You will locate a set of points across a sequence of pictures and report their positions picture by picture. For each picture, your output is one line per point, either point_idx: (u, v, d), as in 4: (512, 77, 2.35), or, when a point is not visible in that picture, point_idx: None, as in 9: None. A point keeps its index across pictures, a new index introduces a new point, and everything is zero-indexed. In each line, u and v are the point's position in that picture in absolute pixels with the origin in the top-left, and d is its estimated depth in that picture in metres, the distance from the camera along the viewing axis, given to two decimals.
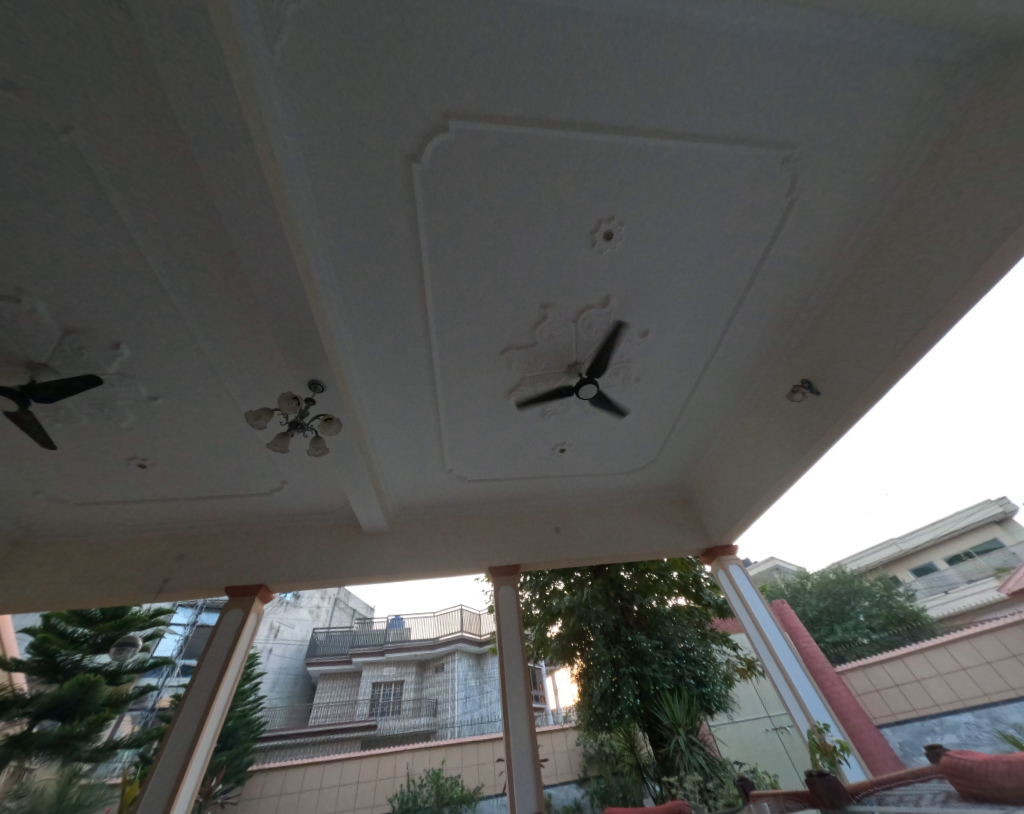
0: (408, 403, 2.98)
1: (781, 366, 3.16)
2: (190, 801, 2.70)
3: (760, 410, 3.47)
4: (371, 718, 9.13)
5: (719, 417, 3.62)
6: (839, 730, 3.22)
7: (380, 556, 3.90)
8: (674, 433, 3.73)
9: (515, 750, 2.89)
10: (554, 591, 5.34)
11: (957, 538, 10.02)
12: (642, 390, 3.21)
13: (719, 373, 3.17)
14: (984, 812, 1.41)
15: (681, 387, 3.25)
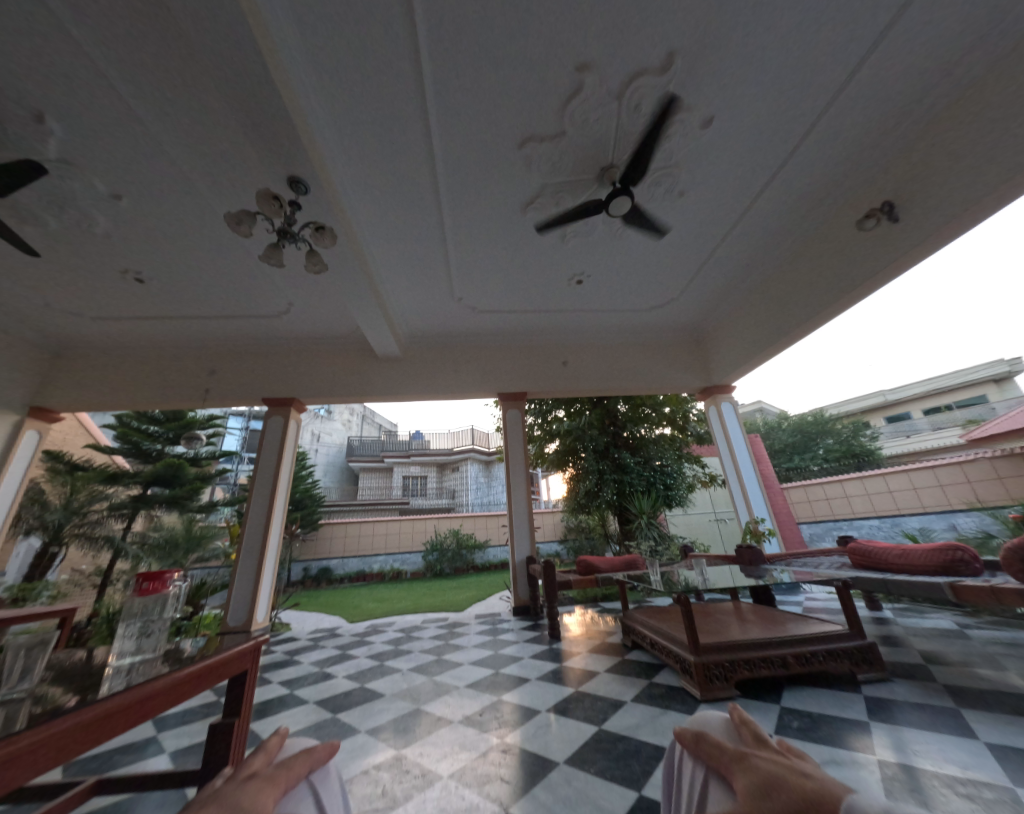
0: (408, 214, 2.58)
1: (864, 180, 2.55)
2: (279, 537, 3.71)
3: (815, 241, 2.99)
4: (405, 497, 11.85)
5: (764, 248, 3.16)
6: (771, 522, 4.07)
7: (397, 379, 4.18)
8: (705, 267, 3.35)
9: (516, 518, 3.75)
10: (554, 416, 5.96)
11: (945, 392, 10.39)
12: (683, 209, 2.70)
13: (784, 186, 2.58)
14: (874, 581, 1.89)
15: (732, 206, 2.72)
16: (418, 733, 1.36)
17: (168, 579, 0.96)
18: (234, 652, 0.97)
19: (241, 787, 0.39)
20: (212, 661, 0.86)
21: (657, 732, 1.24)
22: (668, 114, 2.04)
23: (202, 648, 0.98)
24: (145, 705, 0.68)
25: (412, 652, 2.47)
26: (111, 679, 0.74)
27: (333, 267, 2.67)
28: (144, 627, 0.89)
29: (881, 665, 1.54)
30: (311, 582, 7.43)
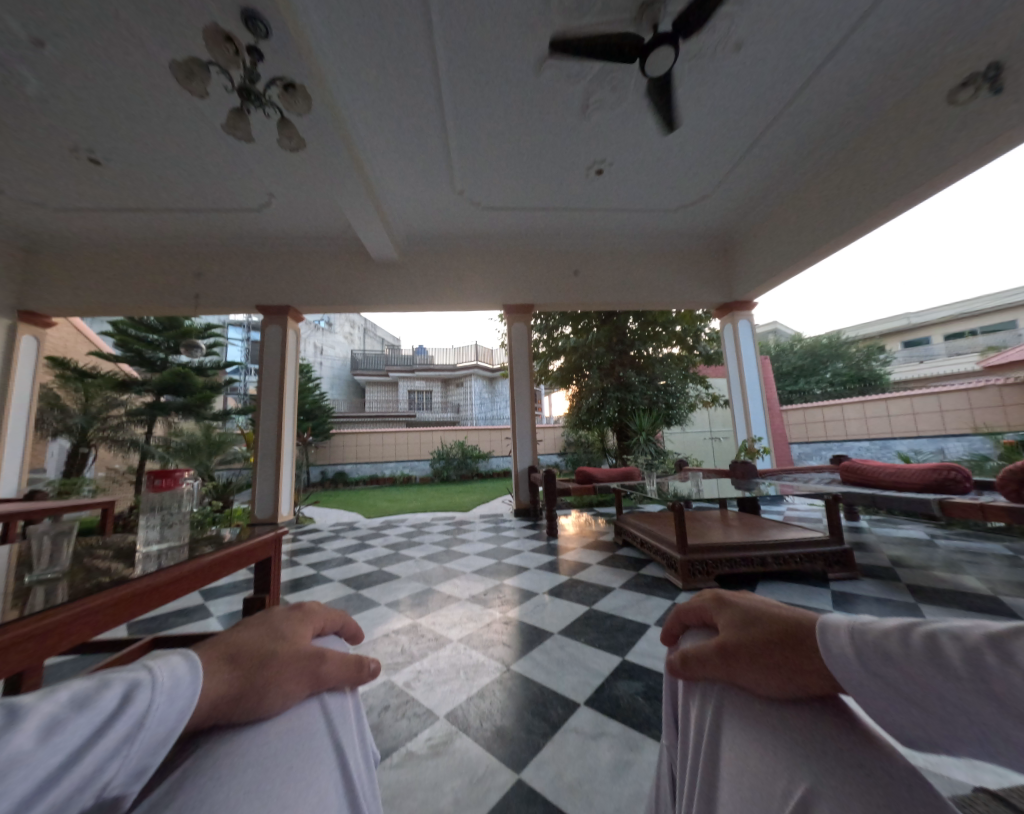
0: (398, 73, 2.09)
1: (975, 29, 2.00)
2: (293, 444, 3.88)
3: (890, 122, 2.48)
4: (411, 411, 12.24)
5: (826, 128, 2.63)
6: (767, 441, 4.17)
7: (396, 288, 3.92)
8: (749, 155, 2.86)
9: (519, 431, 3.86)
10: (561, 333, 5.76)
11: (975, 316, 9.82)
12: (738, 70, 2.17)
13: (873, 34, 2.03)
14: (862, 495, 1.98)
15: (800, 66, 2.18)
16: (429, 608, 1.55)
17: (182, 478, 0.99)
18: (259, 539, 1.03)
19: (271, 623, 0.43)
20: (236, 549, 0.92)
21: (641, 613, 1.40)
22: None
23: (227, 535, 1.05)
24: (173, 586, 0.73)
25: (423, 544, 2.74)
26: (141, 564, 0.79)
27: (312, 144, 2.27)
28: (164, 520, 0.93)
29: (852, 566, 1.68)
30: (329, 484, 8.05)
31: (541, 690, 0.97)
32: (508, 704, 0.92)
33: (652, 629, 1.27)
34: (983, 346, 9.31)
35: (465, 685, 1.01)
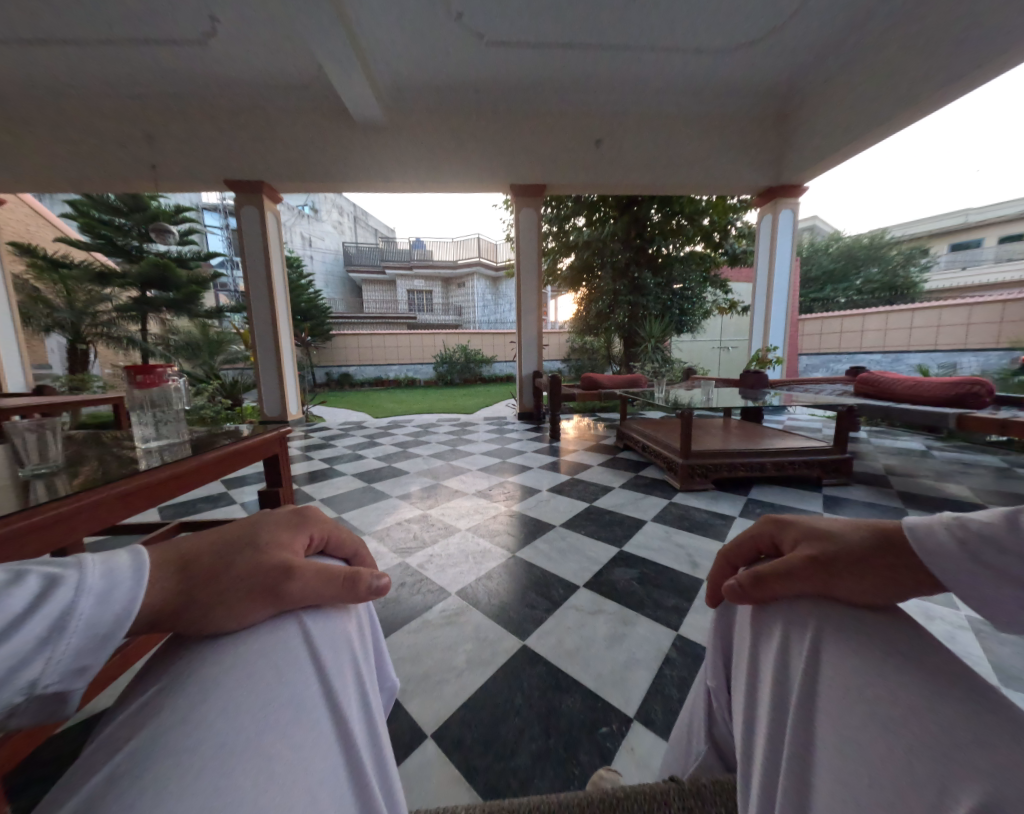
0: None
1: None
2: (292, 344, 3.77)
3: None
4: (411, 312, 11.79)
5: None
6: (781, 351, 4.00)
7: (384, 160, 3.33)
8: None
9: (524, 334, 3.70)
10: (573, 225, 5.13)
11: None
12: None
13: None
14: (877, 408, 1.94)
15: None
16: (438, 501, 1.64)
17: (167, 374, 0.92)
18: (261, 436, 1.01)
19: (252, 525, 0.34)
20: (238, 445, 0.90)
21: (639, 510, 1.48)
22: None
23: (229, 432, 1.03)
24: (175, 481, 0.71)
25: (430, 443, 2.83)
26: (144, 459, 0.77)
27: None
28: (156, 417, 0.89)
29: (848, 473, 1.72)
30: (336, 385, 8.19)
31: (543, 573, 1.05)
32: (513, 584, 1.01)
33: (648, 524, 1.35)
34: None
35: (474, 567, 1.10)
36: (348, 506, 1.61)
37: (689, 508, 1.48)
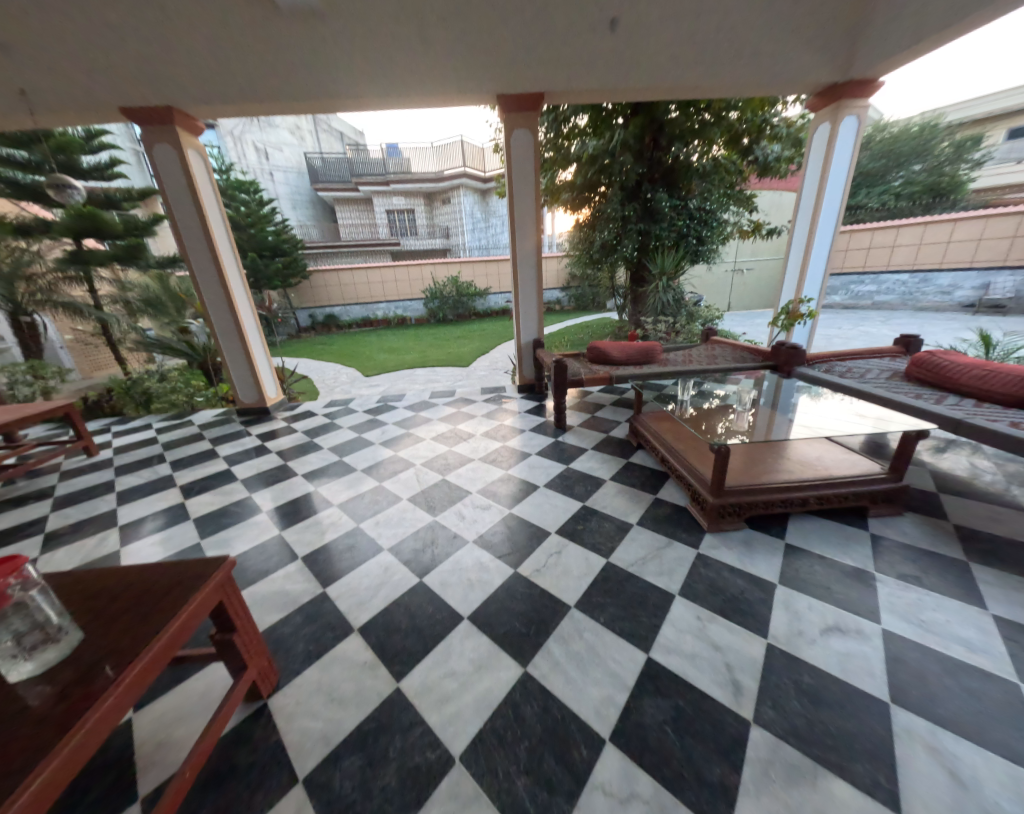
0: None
1: None
2: (257, 325, 3.24)
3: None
4: (394, 237, 11.02)
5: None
6: (816, 303, 3.34)
7: (328, 59, 2.31)
8: None
9: (523, 294, 3.12)
10: (574, 131, 4.23)
11: None
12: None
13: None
14: (972, 421, 1.59)
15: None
16: (435, 555, 1.44)
17: (8, 579, 0.66)
18: (185, 601, 0.79)
19: None
20: (155, 641, 0.70)
21: (663, 572, 1.29)
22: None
23: (135, 603, 0.80)
24: (73, 756, 0.55)
25: (422, 437, 2.57)
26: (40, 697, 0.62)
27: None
28: (21, 647, 0.66)
29: (898, 503, 1.51)
30: (322, 327, 8.54)
31: (561, 713, 0.89)
32: (525, 737, 0.85)
33: (677, 602, 1.17)
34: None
35: (478, 699, 0.94)
36: (332, 570, 1.42)
37: (721, 569, 1.29)
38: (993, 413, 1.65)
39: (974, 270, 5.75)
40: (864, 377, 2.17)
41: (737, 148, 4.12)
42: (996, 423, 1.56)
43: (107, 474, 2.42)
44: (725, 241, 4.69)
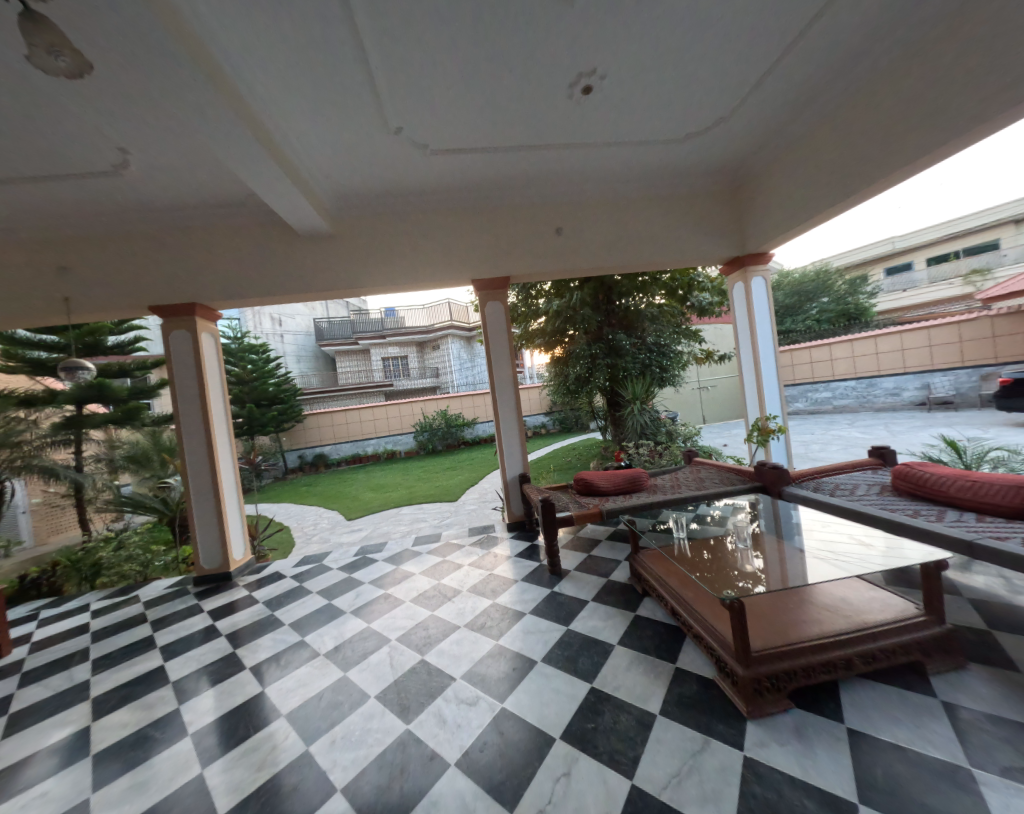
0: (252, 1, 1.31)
1: None
2: (237, 483, 3.16)
3: (966, 15, 1.72)
4: (388, 379, 12.02)
5: (863, 43, 1.95)
6: (783, 419, 3.52)
7: (334, 264, 2.87)
8: (774, 73, 2.09)
9: (506, 434, 3.22)
10: (540, 293, 5.12)
11: (946, 242, 10.22)
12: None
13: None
14: (984, 539, 1.50)
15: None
16: (404, 795, 1.07)
17: None
18: None
19: None
20: None
21: (706, 796, 0.97)
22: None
23: None
24: None
25: (401, 599, 2.26)
26: None
27: (103, 66, 1.37)
28: None
29: (956, 653, 1.28)
30: (310, 466, 8.50)
31: None
32: None
33: None
34: (968, 269, 9.57)
35: None
36: None
37: (780, 782, 0.97)
38: (1001, 529, 1.57)
39: (910, 374, 6.45)
40: (854, 495, 2.13)
41: (675, 298, 4.97)
42: (1008, 540, 1.47)
43: (5, 686, 1.95)
44: (684, 367, 5.21)
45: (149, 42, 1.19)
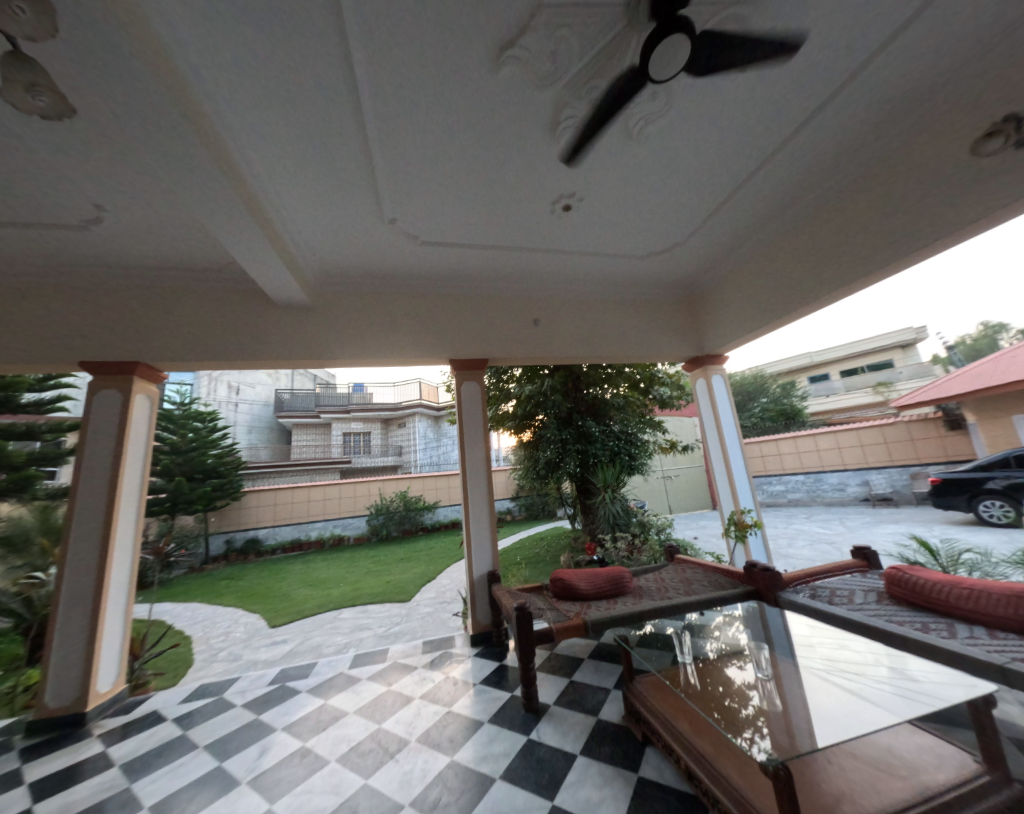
0: (269, 80, 1.39)
1: (970, 95, 1.73)
2: (133, 579, 2.50)
3: (864, 185, 2.20)
4: (346, 455, 11.32)
5: (786, 198, 2.43)
6: (757, 514, 3.47)
7: (306, 335, 2.77)
8: (718, 212, 2.51)
9: (474, 523, 2.89)
10: (512, 377, 5.23)
11: (853, 358, 12.06)
12: (729, 106, 1.72)
13: (876, 84, 1.68)
14: (1007, 658, 1.36)
15: (794, 113, 1.80)
16: None
17: None
18: None
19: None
20: None
21: None
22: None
23: None
24: None
25: (325, 758, 1.66)
26: None
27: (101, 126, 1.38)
28: None
29: None
30: (237, 553, 7.28)
31: None
32: None
33: None
34: (875, 381, 11.19)
35: None
36: None
37: None
38: (1017, 646, 1.44)
39: (851, 471, 6.92)
40: (853, 603, 1.97)
41: (639, 390, 5.23)
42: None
43: None
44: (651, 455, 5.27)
45: (157, 108, 1.21)
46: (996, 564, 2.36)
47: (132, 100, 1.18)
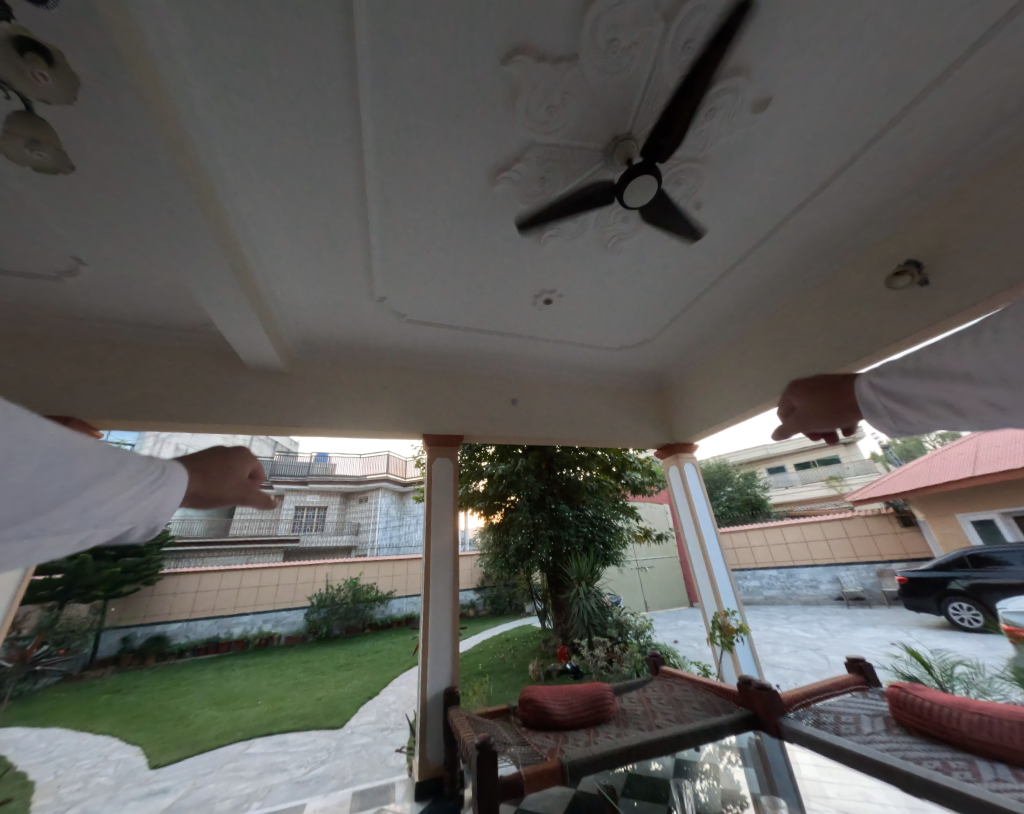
0: (285, 162, 1.54)
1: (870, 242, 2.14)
2: None
3: (799, 303, 2.56)
4: (294, 532, 10.16)
5: (737, 309, 2.76)
6: (741, 616, 3.23)
7: (271, 400, 2.63)
8: (680, 315, 2.80)
9: (433, 623, 2.49)
10: (485, 455, 5.11)
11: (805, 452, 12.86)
12: (685, 232, 2.03)
13: (802, 226, 2.07)
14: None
15: (738, 243, 2.15)
16: None
17: None
18: None
19: None
20: None
21: None
22: (719, 72, 1.38)
23: None
24: None
25: None
26: None
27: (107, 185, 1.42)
28: None
29: None
30: (132, 656, 5.90)
31: None
32: None
33: None
34: (828, 475, 11.82)
35: None
36: None
37: None
38: None
39: (822, 567, 6.86)
40: (861, 733, 1.72)
41: (613, 474, 5.20)
42: None
43: None
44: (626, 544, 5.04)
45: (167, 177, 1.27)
46: (991, 681, 2.22)
47: (145, 161, 1.23)
